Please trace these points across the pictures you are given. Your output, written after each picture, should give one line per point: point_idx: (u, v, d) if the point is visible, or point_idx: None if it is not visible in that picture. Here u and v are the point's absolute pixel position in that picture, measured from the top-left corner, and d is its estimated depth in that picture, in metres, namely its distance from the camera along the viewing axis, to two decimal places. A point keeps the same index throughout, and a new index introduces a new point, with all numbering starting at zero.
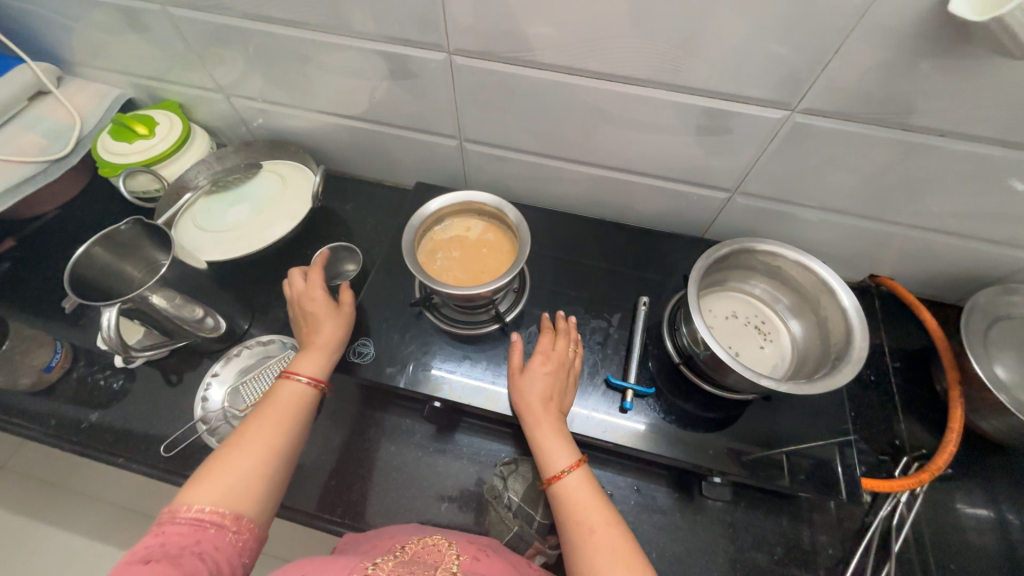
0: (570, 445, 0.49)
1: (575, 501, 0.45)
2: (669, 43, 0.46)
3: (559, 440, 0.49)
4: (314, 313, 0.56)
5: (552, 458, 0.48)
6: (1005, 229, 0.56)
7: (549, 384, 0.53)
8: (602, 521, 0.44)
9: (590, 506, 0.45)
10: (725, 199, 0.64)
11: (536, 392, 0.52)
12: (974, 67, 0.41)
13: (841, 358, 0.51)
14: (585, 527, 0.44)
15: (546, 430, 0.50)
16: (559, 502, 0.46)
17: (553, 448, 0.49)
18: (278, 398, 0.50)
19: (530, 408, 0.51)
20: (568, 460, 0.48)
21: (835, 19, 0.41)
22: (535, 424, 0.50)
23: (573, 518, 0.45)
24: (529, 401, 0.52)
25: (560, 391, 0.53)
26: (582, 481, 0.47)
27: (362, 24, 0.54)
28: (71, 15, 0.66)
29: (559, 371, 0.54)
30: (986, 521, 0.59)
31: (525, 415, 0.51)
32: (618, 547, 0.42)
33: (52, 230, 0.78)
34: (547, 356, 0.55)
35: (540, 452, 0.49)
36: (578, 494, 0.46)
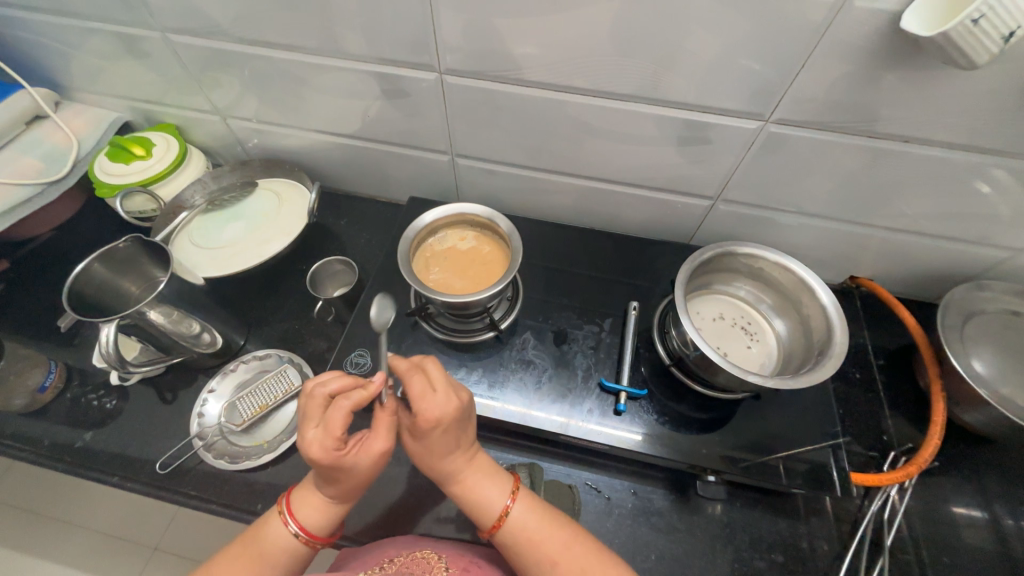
0: (499, 481, 0.47)
1: (527, 538, 0.44)
2: (648, 60, 0.49)
3: (486, 482, 0.46)
4: (327, 471, 0.42)
5: (487, 506, 0.45)
6: (972, 228, 0.59)
7: (450, 436, 0.44)
8: (561, 547, 0.43)
9: (544, 536, 0.44)
10: (707, 207, 0.67)
11: (438, 449, 0.45)
12: (930, 77, 0.44)
13: (823, 353, 0.52)
14: (547, 560, 0.43)
15: (468, 481, 0.46)
16: (510, 544, 0.44)
17: (485, 495, 0.45)
18: (265, 539, 0.44)
19: (439, 466, 0.46)
20: (502, 499, 0.45)
21: (800, 36, 0.44)
22: (454, 478, 0.46)
23: (532, 558, 0.43)
24: (437, 461, 0.46)
25: (462, 431, 0.46)
26: (525, 510, 0.45)
27: (356, 47, 0.57)
28: (70, 42, 0.68)
29: (454, 419, 0.44)
30: (974, 513, 0.60)
31: (436, 473, 0.46)
32: (585, 563, 0.43)
33: (47, 252, 0.79)
34: (432, 408, 0.43)
35: (471, 504, 0.45)
36: (528, 528, 0.44)
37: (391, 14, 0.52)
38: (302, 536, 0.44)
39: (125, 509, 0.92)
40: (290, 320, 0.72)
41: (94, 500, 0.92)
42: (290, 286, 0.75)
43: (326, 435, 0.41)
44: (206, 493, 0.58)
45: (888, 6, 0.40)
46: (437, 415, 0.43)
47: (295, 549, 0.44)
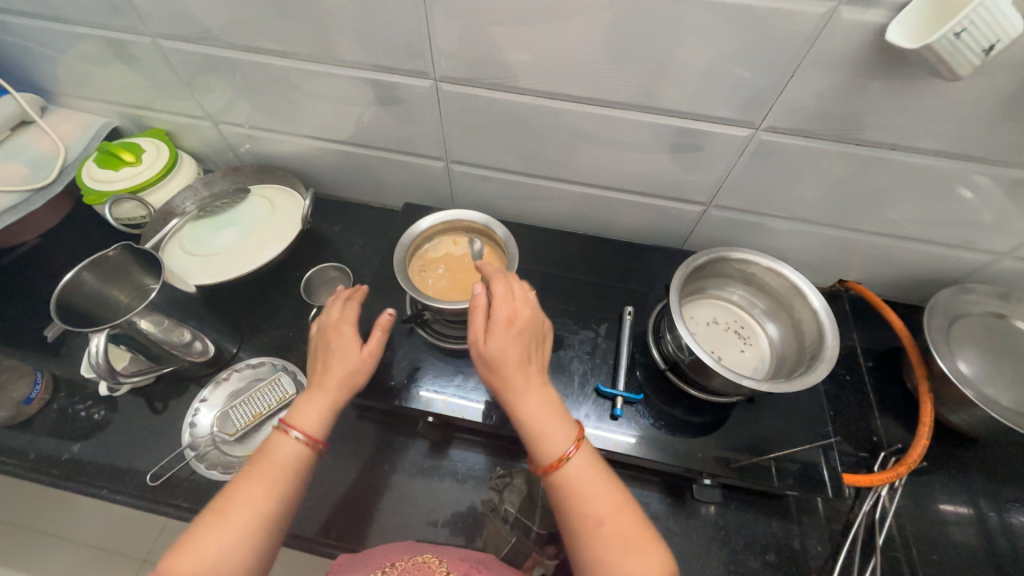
0: (568, 423, 0.44)
1: (578, 489, 0.41)
2: (642, 69, 0.50)
3: (553, 419, 0.44)
4: (331, 347, 0.50)
5: (549, 442, 0.43)
6: (955, 233, 0.61)
7: (522, 344, 0.45)
8: (609, 510, 0.40)
9: (596, 494, 0.41)
10: (700, 212, 0.68)
11: (509, 356, 0.45)
12: (915, 87, 0.45)
13: (815, 357, 0.53)
14: (592, 518, 0.40)
15: (535, 408, 0.44)
16: (561, 487, 0.42)
17: (550, 430, 0.43)
18: (272, 456, 0.44)
19: (506, 377, 0.44)
20: (566, 441, 0.43)
21: (790, 46, 0.45)
22: (519, 398, 0.44)
23: (577, 509, 0.41)
24: (503, 375, 0.44)
25: (534, 350, 0.47)
26: (584, 463, 0.42)
27: (350, 53, 0.57)
28: (57, 47, 0.67)
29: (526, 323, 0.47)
30: (960, 508, 0.62)
31: (501, 387, 0.45)
32: (629, 537, 0.39)
33: (33, 260, 0.77)
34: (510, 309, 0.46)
35: (534, 434, 0.43)
36: (581, 479, 0.42)
37: (386, 22, 0.52)
38: (308, 441, 0.45)
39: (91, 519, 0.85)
40: (283, 327, 0.71)
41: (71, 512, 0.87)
42: (283, 293, 0.75)
43: (341, 318, 0.52)
44: (198, 505, 0.57)
45: (873, 18, 0.41)
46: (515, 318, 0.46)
47: (303, 455, 0.45)
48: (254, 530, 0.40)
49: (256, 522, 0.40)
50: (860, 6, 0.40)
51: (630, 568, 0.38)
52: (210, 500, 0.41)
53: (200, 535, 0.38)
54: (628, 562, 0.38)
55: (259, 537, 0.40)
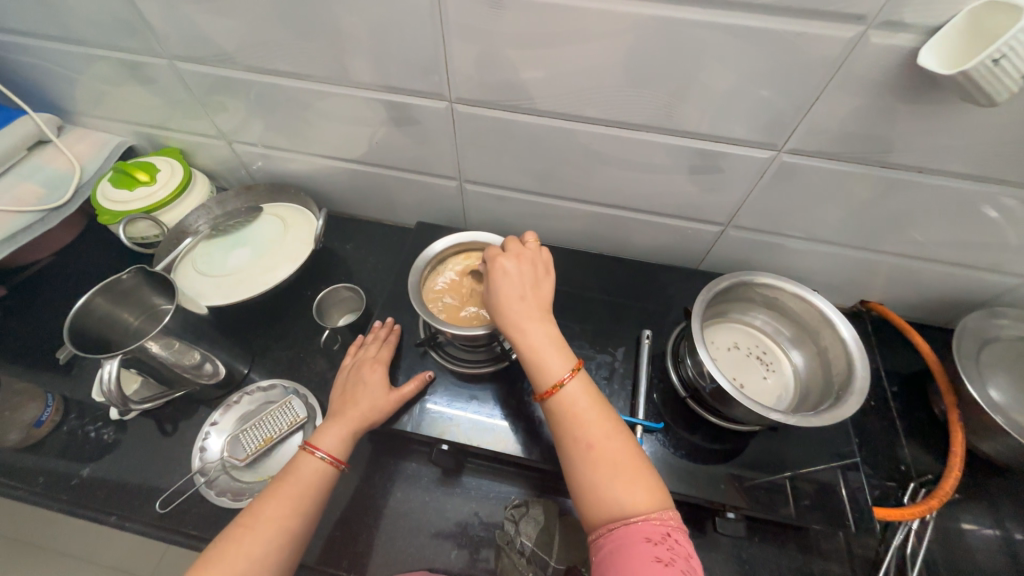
0: (565, 355, 0.46)
1: (573, 415, 0.44)
2: (662, 92, 0.49)
3: (552, 350, 0.46)
4: (360, 385, 0.57)
5: (547, 371, 0.45)
6: (985, 256, 0.59)
7: (522, 284, 0.49)
8: (601, 436, 0.43)
9: (590, 420, 0.43)
10: (718, 232, 0.67)
11: (508, 292, 0.48)
12: (945, 111, 0.44)
13: (845, 388, 0.52)
14: (583, 442, 0.43)
15: (535, 339, 0.46)
16: (557, 413, 0.45)
17: (546, 359, 0.45)
18: (297, 472, 0.50)
19: (507, 311, 0.48)
20: (563, 371, 0.45)
21: (816, 69, 0.44)
22: (520, 332, 0.47)
23: (571, 434, 0.43)
24: (504, 310, 0.48)
25: (534, 288, 0.49)
26: (579, 392, 0.45)
27: (366, 75, 0.56)
28: (74, 67, 0.67)
29: (530, 267, 0.50)
30: (996, 544, 0.59)
31: (505, 320, 0.47)
32: (619, 461, 0.42)
33: (48, 278, 0.78)
34: (509, 256, 0.51)
35: (533, 364, 0.46)
36: (576, 406, 0.44)
37: (403, 44, 0.51)
38: (329, 459, 0.51)
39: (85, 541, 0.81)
40: (294, 348, 0.71)
41: (60, 531, 0.81)
42: (295, 312, 0.74)
43: (376, 361, 0.59)
44: (206, 533, 0.56)
45: (903, 42, 0.40)
46: (513, 262, 0.50)
47: (326, 473, 0.51)
48: (277, 541, 0.45)
49: (278, 534, 0.46)
50: (890, 30, 0.39)
51: (616, 487, 0.40)
52: (241, 512, 0.47)
53: (232, 539, 0.44)
54: (616, 483, 0.41)
55: (282, 548, 0.46)
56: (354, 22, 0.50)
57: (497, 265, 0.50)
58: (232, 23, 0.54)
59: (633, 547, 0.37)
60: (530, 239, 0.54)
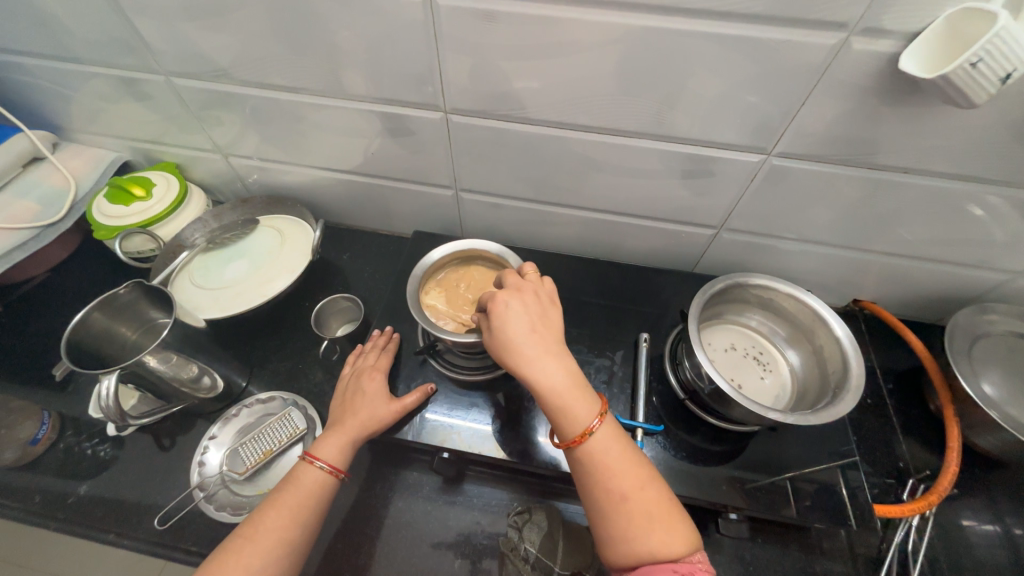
0: (591, 399, 0.44)
1: (603, 463, 0.43)
2: (653, 100, 0.50)
3: (576, 394, 0.44)
4: (358, 395, 0.57)
5: (573, 419, 0.43)
6: (972, 253, 0.60)
7: (530, 319, 0.47)
8: (633, 484, 0.42)
9: (619, 466, 0.43)
10: (711, 236, 0.68)
11: (519, 330, 0.46)
12: (927, 113, 0.45)
13: (841, 386, 0.52)
14: (615, 491, 0.42)
15: (556, 383, 0.44)
16: (586, 462, 0.43)
17: (575, 406, 0.44)
18: (298, 483, 0.50)
19: (520, 350, 0.45)
20: (590, 417, 0.43)
21: (803, 74, 0.45)
22: (536, 372, 0.44)
23: (603, 483, 0.43)
24: (516, 351, 0.45)
25: (543, 323, 0.48)
26: (608, 440, 0.44)
27: (361, 88, 0.57)
28: (70, 85, 0.67)
29: (536, 302, 0.49)
30: (996, 538, 0.59)
31: (516, 358, 0.45)
32: (652, 510, 0.41)
33: (43, 295, 0.77)
34: (511, 292, 0.49)
35: (560, 411, 0.44)
36: (605, 453, 0.43)
37: (397, 55, 0.52)
38: (329, 470, 0.51)
39: (75, 561, 0.78)
40: (293, 359, 0.71)
41: (50, 553, 0.79)
42: (293, 324, 0.74)
43: (374, 372, 0.59)
44: (206, 549, 0.56)
45: (884, 48, 0.41)
46: (516, 297, 0.48)
47: (327, 483, 0.51)
48: (277, 551, 0.45)
49: (278, 545, 0.45)
50: (871, 37, 0.41)
51: (651, 537, 0.40)
52: (241, 522, 0.47)
53: (232, 550, 0.44)
54: (649, 531, 0.40)
55: (282, 560, 0.45)
56: (348, 35, 0.51)
57: (501, 300, 0.48)
58: (226, 38, 0.54)
59: None
60: (530, 272, 0.53)
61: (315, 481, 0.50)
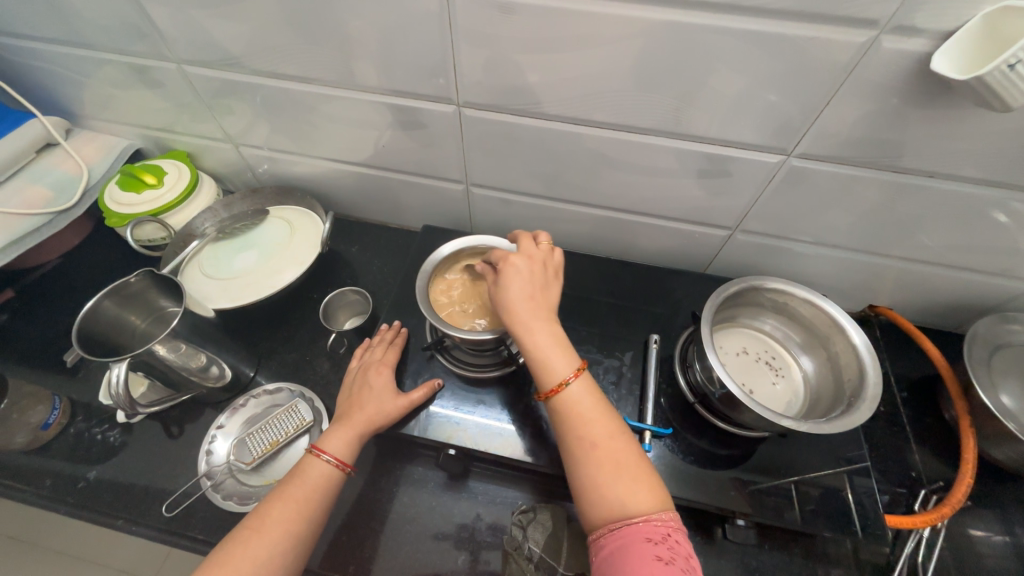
0: (570, 356, 0.46)
1: (577, 415, 0.44)
2: (671, 96, 0.49)
3: (557, 350, 0.46)
4: (365, 390, 0.57)
5: (551, 371, 0.45)
6: (996, 261, 0.58)
7: (532, 283, 0.49)
8: (604, 437, 0.43)
9: (593, 420, 0.44)
10: (725, 237, 0.67)
11: (517, 293, 0.48)
12: (956, 116, 0.43)
13: (856, 395, 0.51)
14: (587, 441, 0.43)
15: (541, 340, 0.46)
16: (561, 414, 0.45)
17: (553, 360, 0.45)
18: (304, 476, 0.50)
19: (515, 311, 0.47)
20: (567, 371, 0.45)
21: (828, 72, 0.43)
22: (526, 330, 0.47)
23: (575, 434, 0.44)
24: (509, 308, 0.48)
25: (543, 290, 0.49)
26: (582, 393, 0.45)
27: (374, 80, 0.56)
28: (83, 71, 0.67)
29: (541, 268, 0.50)
30: (1008, 552, 0.58)
31: (509, 316, 0.47)
32: (622, 463, 0.42)
33: (55, 281, 0.78)
34: (520, 256, 0.50)
35: (538, 364, 0.46)
36: (579, 407, 0.44)
37: (410, 48, 0.51)
38: (336, 463, 0.51)
39: (84, 543, 0.79)
40: (300, 351, 0.71)
41: (60, 535, 0.80)
42: (301, 316, 0.74)
43: (382, 367, 0.58)
44: (212, 537, 0.56)
45: (915, 48, 0.40)
46: (526, 263, 0.50)
47: (333, 477, 0.51)
48: (282, 545, 0.45)
49: (283, 538, 0.46)
50: (901, 35, 0.39)
51: (618, 487, 0.41)
52: (249, 513, 0.47)
53: (239, 541, 0.45)
54: (618, 482, 0.41)
55: (287, 555, 0.45)
56: (360, 25, 0.50)
57: (509, 263, 0.50)
58: (238, 26, 0.54)
59: (635, 547, 0.37)
60: (543, 241, 0.53)
61: (322, 474, 0.50)
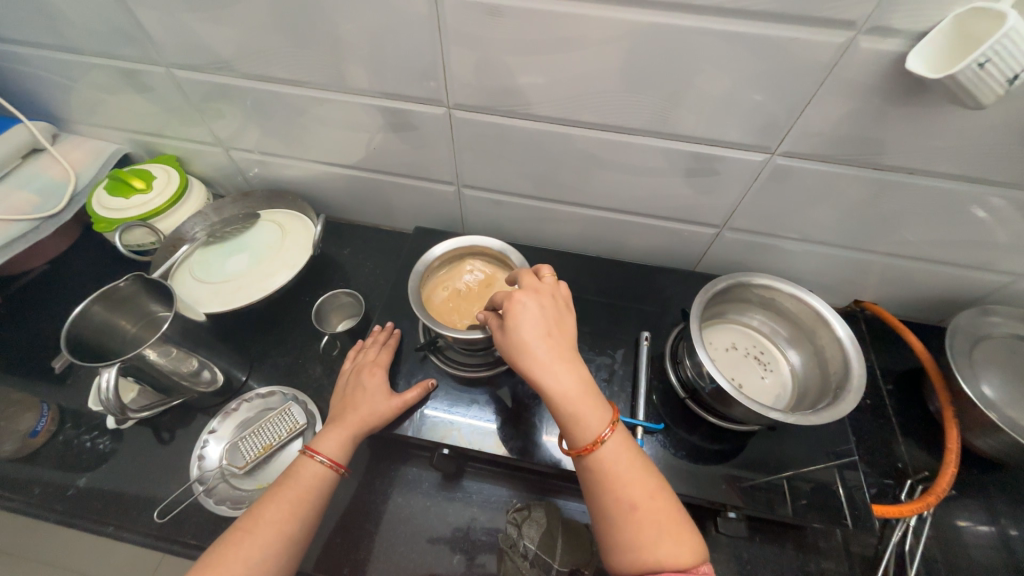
0: (603, 408, 0.44)
1: (614, 472, 0.43)
2: (657, 97, 0.50)
3: (587, 402, 0.43)
4: (359, 391, 0.57)
5: (585, 427, 0.43)
6: (975, 255, 0.60)
7: (546, 321, 0.46)
8: (643, 495, 0.42)
9: (630, 476, 0.43)
10: (713, 234, 0.68)
11: (532, 334, 0.45)
12: (932, 113, 0.45)
13: (842, 388, 0.52)
14: (626, 502, 0.42)
15: (567, 389, 0.43)
16: (597, 471, 0.43)
17: (586, 414, 0.43)
18: (298, 476, 0.50)
19: (532, 354, 0.44)
20: (602, 426, 0.43)
21: (809, 72, 0.44)
22: (548, 374, 0.43)
23: (613, 492, 0.42)
24: (525, 353, 0.44)
25: (557, 325, 0.46)
26: (619, 448, 0.43)
27: (364, 83, 0.57)
28: (70, 76, 0.67)
29: (552, 304, 0.47)
30: (992, 540, 0.60)
31: (526, 361, 0.44)
32: (662, 521, 0.41)
33: (43, 287, 0.77)
34: (528, 293, 0.47)
35: (569, 418, 0.43)
36: (616, 464, 0.43)
37: (399, 50, 0.52)
38: (330, 463, 0.51)
39: (72, 552, 0.78)
40: (292, 354, 0.70)
41: (49, 545, 0.78)
42: (294, 318, 0.74)
43: (376, 368, 0.58)
44: (205, 542, 0.56)
45: (892, 47, 0.41)
46: (534, 298, 0.47)
47: (327, 478, 0.51)
48: (275, 545, 0.45)
49: (276, 539, 0.46)
50: (878, 36, 0.40)
51: (659, 547, 0.40)
52: (242, 515, 0.47)
53: (232, 542, 0.44)
54: (658, 541, 0.40)
55: (280, 555, 0.45)
56: (350, 28, 0.51)
57: (516, 300, 0.46)
58: (228, 30, 0.54)
59: None
60: (546, 273, 0.51)
61: (315, 475, 0.50)
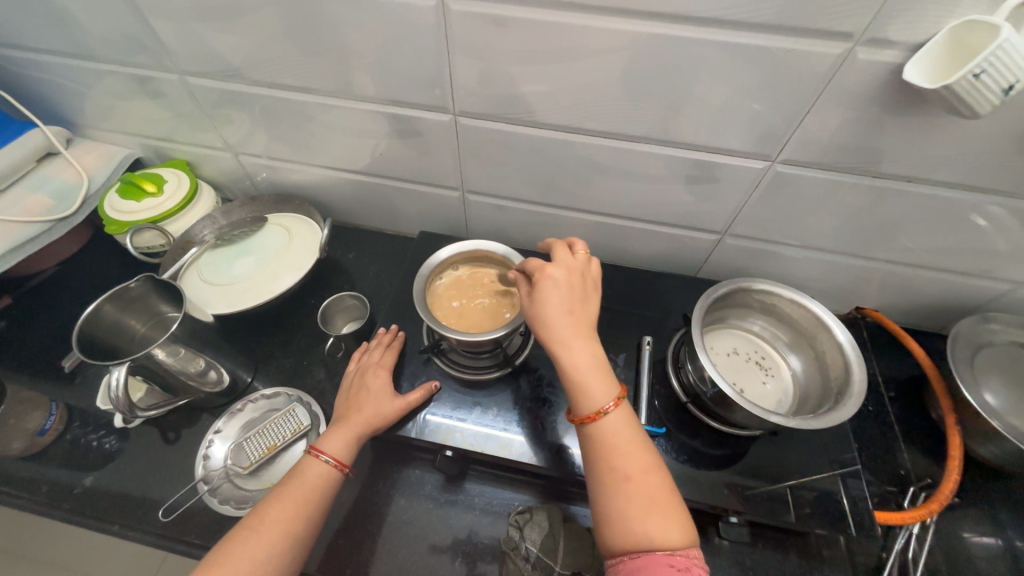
0: (610, 384, 0.44)
1: (612, 445, 0.43)
2: (659, 105, 0.51)
3: (596, 376, 0.44)
4: (363, 391, 0.57)
5: (590, 398, 0.44)
6: (974, 263, 0.60)
7: (572, 297, 0.47)
8: (638, 469, 0.42)
9: (627, 450, 0.43)
10: (715, 241, 0.68)
11: (557, 308, 0.46)
12: (929, 123, 0.46)
13: (843, 392, 0.53)
14: (620, 473, 0.42)
15: (581, 363, 0.45)
16: (595, 442, 0.44)
17: (592, 386, 0.44)
18: (303, 476, 0.50)
19: (554, 328, 0.45)
20: (606, 400, 0.43)
21: (807, 83, 0.45)
22: (565, 349, 0.45)
23: (607, 462, 0.43)
24: (549, 325, 0.46)
25: (581, 304, 0.47)
26: (620, 423, 0.43)
27: (372, 90, 0.58)
28: (85, 82, 0.69)
29: (580, 278, 0.48)
30: (995, 548, 0.59)
31: (547, 334, 0.46)
32: (653, 496, 0.41)
33: (53, 288, 0.78)
34: (557, 267, 0.48)
35: (576, 387, 0.44)
36: (615, 438, 0.43)
37: (407, 58, 0.53)
38: (333, 463, 0.52)
39: (76, 553, 0.78)
40: (297, 356, 0.71)
41: (53, 545, 0.79)
42: (299, 321, 0.75)
43: (380, 369, 0.59)
44: (209, 542, 0.56)
45: (889, 59, 0.42)
46: (563, 275, 0.48)
47: (332, 478, 0.51)
48: (280, 542, 0.46)
49: (281, 536, 0.46)
50: (875, 47, 0.41)
51: (646, 520, 0.40)
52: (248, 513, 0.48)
53: (237, 540, 0.45)
54: (647, 515, 0.40)
55: (285, 553, 0.46)
56: (359, 37, 0.52)
57: (545, 276, 0.47)
58: (241, 39, 0.55)
59: None
60: (579, 250, 0.51)
61: (321, 474, 0.50)
